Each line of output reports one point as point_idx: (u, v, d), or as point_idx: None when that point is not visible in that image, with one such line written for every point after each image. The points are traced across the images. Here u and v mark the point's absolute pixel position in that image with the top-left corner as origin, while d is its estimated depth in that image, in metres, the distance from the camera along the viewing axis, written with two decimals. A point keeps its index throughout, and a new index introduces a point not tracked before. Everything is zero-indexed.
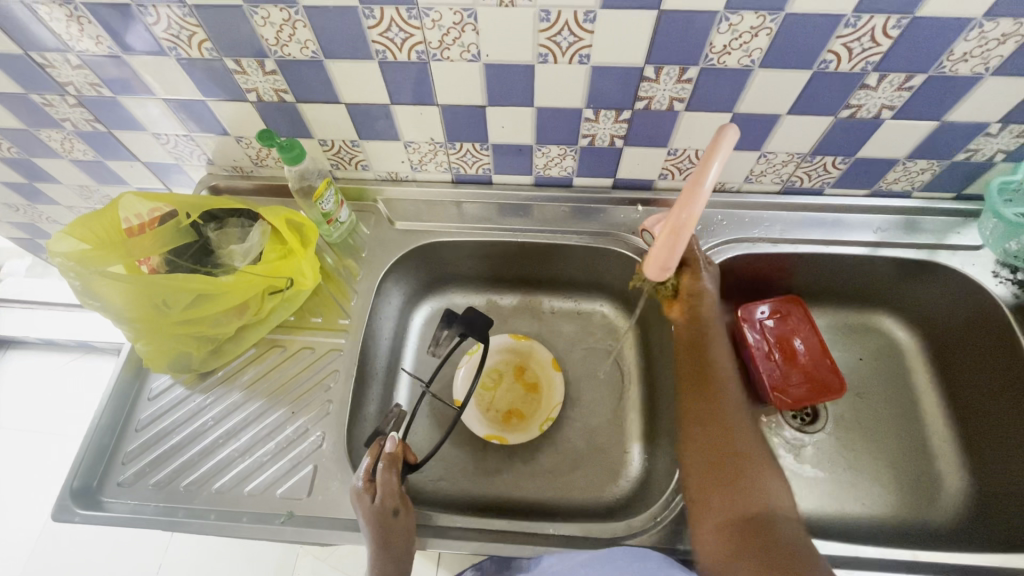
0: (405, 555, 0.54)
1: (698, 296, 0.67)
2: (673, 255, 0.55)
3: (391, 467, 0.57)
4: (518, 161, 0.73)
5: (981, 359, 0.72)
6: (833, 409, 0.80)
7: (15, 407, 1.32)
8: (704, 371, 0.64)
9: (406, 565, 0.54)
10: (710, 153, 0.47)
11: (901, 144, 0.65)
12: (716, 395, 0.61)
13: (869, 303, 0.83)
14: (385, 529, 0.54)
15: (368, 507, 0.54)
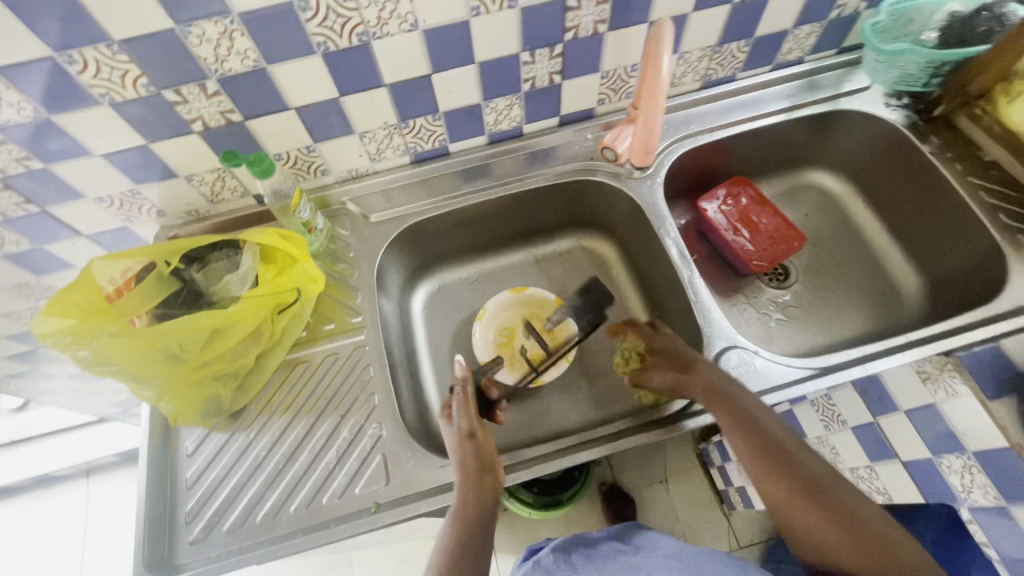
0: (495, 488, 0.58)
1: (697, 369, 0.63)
2: (654, 132, 0.74)
3: (463, 397, 0.62)
4: (470, 123, 0.76)
5: (897, 178, 0.85)
6: (797, 262, 0.91)
7: (33, 555, 1.29)
8: (742, 420, 0.59)
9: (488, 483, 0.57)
10: (659, 50, 0.63)
11: (787, 15, 0.75)
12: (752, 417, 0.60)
13: (798, 166, 0.95)
14: (463, 449, 0.59)
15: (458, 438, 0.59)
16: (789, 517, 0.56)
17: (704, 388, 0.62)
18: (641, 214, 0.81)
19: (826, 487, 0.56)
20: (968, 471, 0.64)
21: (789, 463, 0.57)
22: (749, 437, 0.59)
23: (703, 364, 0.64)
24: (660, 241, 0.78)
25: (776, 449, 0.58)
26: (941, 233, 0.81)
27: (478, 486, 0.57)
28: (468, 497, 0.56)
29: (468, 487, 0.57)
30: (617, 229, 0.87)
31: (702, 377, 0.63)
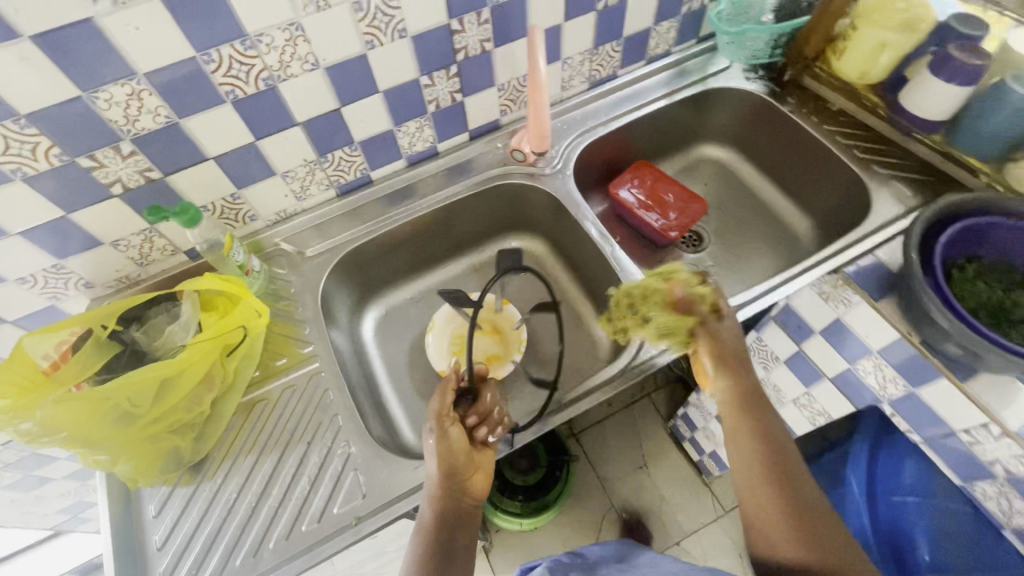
0: (466, 508, 0.60)
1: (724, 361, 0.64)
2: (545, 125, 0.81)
3: (444, 391, 0.65)
4: (386, 150, 0.82)
5: (771, 138, 0.97)
6: (704, 228, 1.02)
7: None
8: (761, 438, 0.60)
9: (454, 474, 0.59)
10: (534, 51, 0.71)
11: (646, 14, 0.86)
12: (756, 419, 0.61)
13: (689, 143, 1.06)
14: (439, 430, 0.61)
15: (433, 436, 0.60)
16: (751, 511, 0.58)
17: (746, 396, 0.62)
18: (559, 207, 0.88)
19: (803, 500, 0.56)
20: (879, 368, 0.73)
21: (791, 495, 0.56)
22: (758, 454, 0.59)
23: (750, 376, 0.64)
24: (580, 227, 0.85)
25: (780, 475, 0.58)
26: (811, 180, 0.94)
27: (440, 496, 0.59)
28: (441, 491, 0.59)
29: (438, 506, 0.58)
30: (542, 224, 0.94)
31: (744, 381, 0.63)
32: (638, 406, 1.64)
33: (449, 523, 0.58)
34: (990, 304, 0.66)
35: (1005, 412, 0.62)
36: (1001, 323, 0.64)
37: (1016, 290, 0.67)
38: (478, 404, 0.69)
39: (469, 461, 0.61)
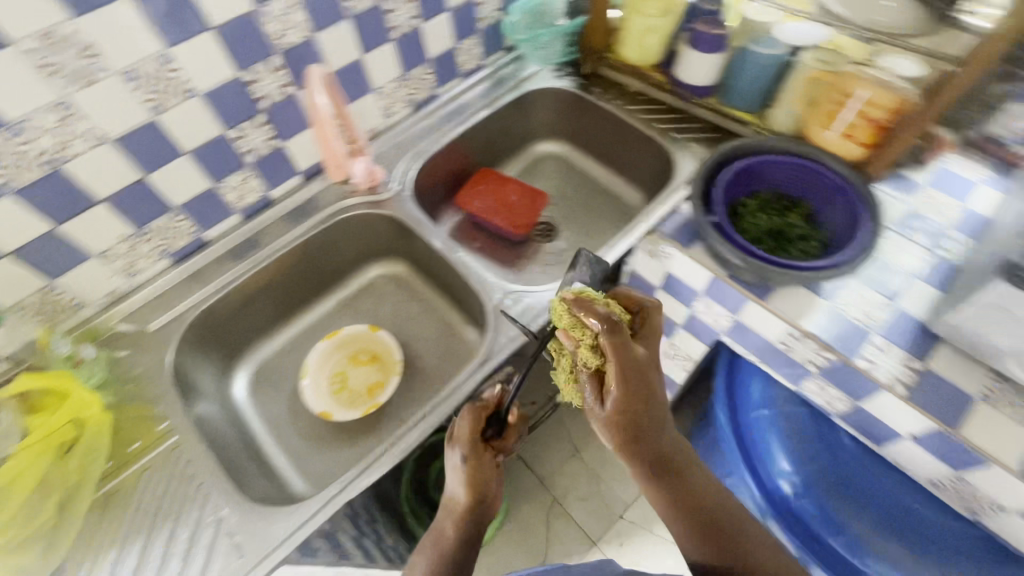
0: (480, 535, 0.59)
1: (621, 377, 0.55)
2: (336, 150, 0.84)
3: (476, 413, 0.66)
4: (214, 207, 0.81)
5: (589, 126, 1.08)
6: (555, 220, 1.10)
7: None
8: (682, 491, 0.57)
9: (479, 491, 0.60)
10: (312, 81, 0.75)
11: (444, 35, 0.92)
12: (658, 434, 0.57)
13: (524, 144, 1.15)
14: (474, 449, 0.62)
15: (461, 460, 0.61)
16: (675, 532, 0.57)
17: (664, 457, 0.58)
18: (405, 228, 0.92)
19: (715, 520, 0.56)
20: (708, 305, 0.83)
21: (730, 548, 0.54)
22: (683, 502, 0.57)
23: (669, 429, 0.58)
24: (427, 241, 0.89)
25: (700, 521, 0.56)
26: (629, 156, 1.05)
27: (462, 519, 0.58)
28: (467, 507, 0.59)
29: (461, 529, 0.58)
30: (396, 248, 0.97)
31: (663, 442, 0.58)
32: (558, 399, 1.71)
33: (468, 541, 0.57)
34: (773, 228, 0.77)
35: (801, 318, 0.72)
36: (783, 244, 0.76)
37: (792, 211, 0.78)
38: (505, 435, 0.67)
39: (490, 491, 0.61)
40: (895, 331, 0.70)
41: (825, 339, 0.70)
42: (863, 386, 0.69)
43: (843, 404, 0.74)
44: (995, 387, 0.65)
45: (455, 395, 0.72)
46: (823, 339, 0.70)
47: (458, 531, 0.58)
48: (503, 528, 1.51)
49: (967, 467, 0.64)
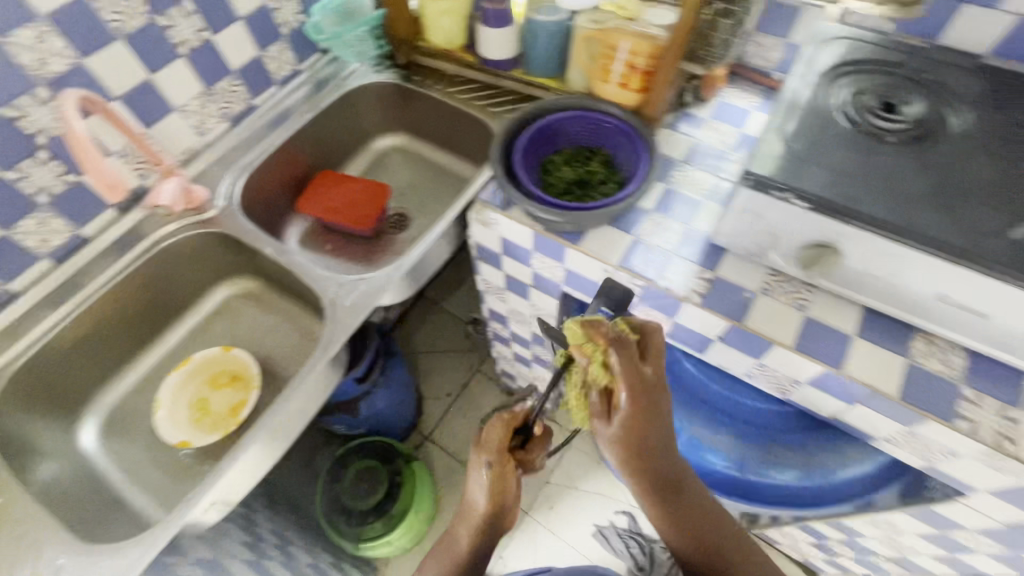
0: (493, 539, 0.75)
1: (643, 411, 0.58)
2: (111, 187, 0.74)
3: (505, 426, 0.73)
4: (12, 257, 0.76)
5: (417, 113, 1.12)
6: (407, 209, 1.14)
7: None
8: (689, 521, 0.66)
9: (500, 510, 0.73)
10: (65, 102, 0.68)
11: (243, 45, 0.92)
12: (679, 496, 0.65)
13: (363, 140, 1.18)
14: (500, 475, 0.71)
15: (485, 478, 0.70)
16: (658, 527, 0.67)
17: (662, 478, 0.63)
18: (236, 241, 0.92)
19: (698, 523, 0.66)
20: (548, 261, 0.88)
21: (709, 556, 0.66)
22: (681, 520, 0.65)
23: (668, 457, 0.62)
24: (262, 250, 0.90)
25: (705, 550, 0.66)
26: (460, 136, 1.10)
27: (478, 530, 0.73)
28: (483, 524, 0.72)
29: (473, 542, 0.73)
30: (238, 266, 0.97)
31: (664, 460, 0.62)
32: (472, 385, 1.77)
33: (485, 539, 0.74)
34: (577, 178, 0.83)
35: (610, 254, 0.79)
36: (589, 190, 0.82)
37: (592, 159, 0.85)
38: (529, 450, 0.76)
39: (507, 507, 0.73)
40: (690, 248, 0.78)
41: (631, 268, 0.78)
42: (670, 302, 0.77)
43: (666, 325, 0.82)
44: (771, 279, 0.75)
45: (297, 389, 0.74)
46: (631, 269, 0.77)
47: (473, 542, 0.74)
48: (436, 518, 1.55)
49: (765, 353, 0.73)
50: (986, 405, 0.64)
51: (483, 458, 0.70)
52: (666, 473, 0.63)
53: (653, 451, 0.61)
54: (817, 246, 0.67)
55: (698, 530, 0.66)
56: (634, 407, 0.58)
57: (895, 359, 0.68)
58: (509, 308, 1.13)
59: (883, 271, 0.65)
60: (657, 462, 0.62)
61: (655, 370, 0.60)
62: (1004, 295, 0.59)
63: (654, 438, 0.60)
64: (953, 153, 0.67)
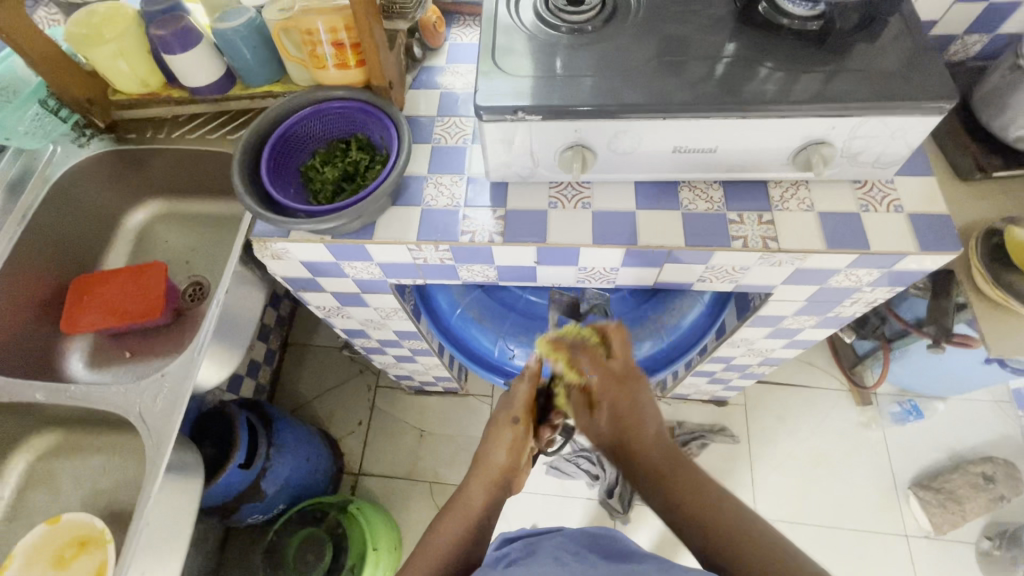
0: (501, 496, 0.77)
1: (607, 380, 0.72)
2: None
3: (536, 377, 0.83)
4: None
5: (155, 172, 0.99)
6: (201, 275, 1.02)
7: None
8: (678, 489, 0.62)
9: (513, 462, 0.79)
10: None
11: None
12: (677, 465, 0.64)
13: (111, 225, 1.02)
14: (523, 425, 0.80)
15: (512, 432, 0.79)
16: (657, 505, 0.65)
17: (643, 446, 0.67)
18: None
19: (691, 491, 0.62)
20: (359, 265, 0.85)
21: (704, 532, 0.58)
22: (665, 492, 0.63)
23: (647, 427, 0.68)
24: (36, 397, 0.77)
25: (703, 531, 0.58)
26: (215, 175, 1.00)
27: (492, 485, 0.77)
28: (498, 474, 0.77)
29: (488, 495, 0.75)
30: (24, 426, 0.84)
31: (633, 422, 0.68)
32: (378, 403, 1.71)
33: (497, 497, 0.76)
34: (343, 173, 0.79)
35: (407, 232, 0.78)
36: (359, 180, 0.79)
37: (349, 149, 0.81)
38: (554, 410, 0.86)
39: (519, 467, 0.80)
40: (476, 196, 0.80)
41: (431, 237, 0.77)
42: (481, 251, 0.79)
43: (492, 272, 0.84)
44: (555, 191, 0.79)
45: (137, 526, 0.67)
46: (430, 240, 0.77)
47: (487, 497, 0.75)
48: (403, 540, 1.54)
49: (577, 258, 0.78)
50: (748, 220, 0.75)
51: (513, 415, 0.81)
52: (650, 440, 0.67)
53: (629, 408, 0.69)
54: (569, 149, 0.71)
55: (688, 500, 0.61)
56: (605, 371, 0.72)
57: (674, 215, 0.76)
58: (359, 322, 1.09)
59: (628, 147, 0.71)
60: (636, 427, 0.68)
61: (618, 359, 0.73)
62: (716, 127, 0.67)
63: (638, 408, 0.69)
64: (641, 23, 0.74)
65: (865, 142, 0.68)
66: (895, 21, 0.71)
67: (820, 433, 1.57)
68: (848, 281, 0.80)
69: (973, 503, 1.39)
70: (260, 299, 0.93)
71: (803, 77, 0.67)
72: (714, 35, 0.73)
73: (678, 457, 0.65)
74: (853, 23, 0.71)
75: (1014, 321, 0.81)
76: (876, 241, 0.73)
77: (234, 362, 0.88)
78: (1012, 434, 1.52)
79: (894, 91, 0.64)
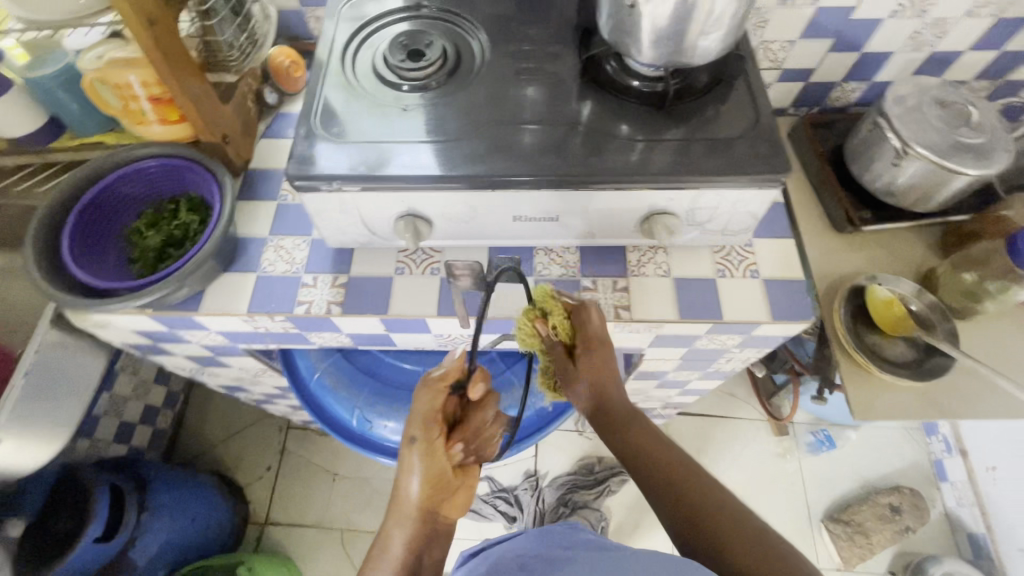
0: (433, 532, 0.61)
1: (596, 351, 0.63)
2: None
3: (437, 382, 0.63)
4: None
5: None
6: None
7: None
8: (693, 509, 0.55)
9: (432, 484, 0.61)
10: None
11: None
12: (691, 479, 0.58)
13: None
14: (429, 444, 0.62)
15: (414, 458, 0.61)
16: (682, 520, 0.56)
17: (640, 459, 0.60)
18: None
19: (715, 522, 0.54)
20: (199, 333, 0.78)
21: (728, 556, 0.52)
22: (686, 521, 0.55)
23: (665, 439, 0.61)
24: None
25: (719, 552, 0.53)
26: None
27: (415, 525, 0.60)
28: (420, 508, 0.61)
29: (414, 539, 0.60)
30: None
31: (631, 432, 0.62)
32: (289, 445, 1.62)
33: (427, 536, 0.61)
34: (168, 238, 0.72)
35: (238, 303, 0.71)
36: (186, 246, 0.72)
37: (178, 209, 0.74)
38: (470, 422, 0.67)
39: (447, 488, 0.63)
40: (318, 261, 0.74)
41: (264, 308, 0.71)
42: (323, 322, 0.73)
43: (344, 338, 0.78)
44: (403, 256, 0.74)
45: None
46: (262, 311, 0.71)
47: (411, 541, 0.60)
48: None
49: (427, 326, 0.73)
50: (602, 287, 0.72)
51: (411, 433, 0.62)
52: (653, 450, 0.61)
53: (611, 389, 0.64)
54: (403, 219, 0.65)
55: (705, 525, 0.54)
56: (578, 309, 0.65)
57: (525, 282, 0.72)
58: (229, 380, 1.01)
59: (465, 216, 0.66)
60: (625, 425, 0.63)
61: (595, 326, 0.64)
62: (552, 198, 0.63)
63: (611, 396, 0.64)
64: (484, 80, 0.70)
65: (709, 212, 0.66)
66: (743, 83, 0.69)
67: (737, 465, 1.56)
68: (714, 344, 0.77)
69: (880, 534, 1.40)
70: (93, 366, 0.84)
71: (643, 145, 0.63)
72: (561, 94, 0.69)
73: (697, 475, 0.58)
74: (701, 83, 0.68)
75: (874, 383, 0.81)
76: (729, 310, 0.70)
77: (64, 437, 0.80)
78: (920, 461, 1.54)
79: (731, 161, 0.61)
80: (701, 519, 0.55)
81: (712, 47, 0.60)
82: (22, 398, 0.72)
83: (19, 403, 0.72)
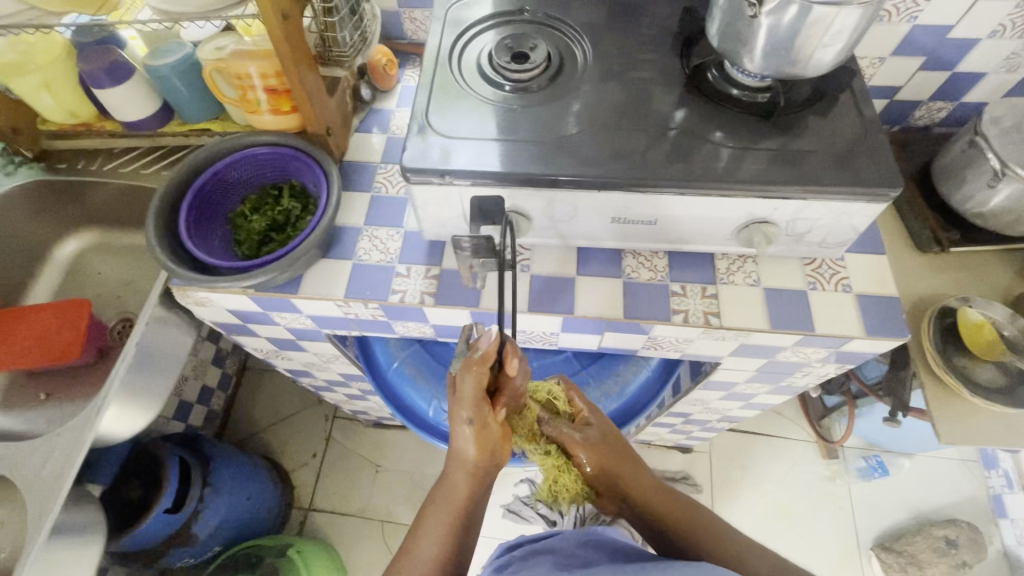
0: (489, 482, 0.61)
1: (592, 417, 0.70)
2: None
3: (481, 360, 0.55)
4: None
5: (86, 204, 0.95)
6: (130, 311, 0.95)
7: None
8: (704, 535, 0.65)
9: (487, 448, 0.58)
10: None
11: None
12: (692, 515, 0.68)
13: (39, 256, 0.97)
14: (480, 418, 0.57)
15: (467, 431, 0.57)
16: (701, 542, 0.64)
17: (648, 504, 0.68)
18: None
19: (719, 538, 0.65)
20: (292, 315, 0.81)
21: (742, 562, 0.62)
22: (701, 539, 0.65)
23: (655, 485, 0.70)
24: None
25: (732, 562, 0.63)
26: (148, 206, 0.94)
27: (472, 482, 0.59)
28: (478, 470, 0.59)
29: (475, 492, 0.59)
30: None
31: (631, 484, 0.68)
32: (334, 434, 1.66)
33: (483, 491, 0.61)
34: (271, 223, 0.76)
35: (336, 288, 0.74)
36: (288, 232, 0.75)
37: (281, 196, 0.77)
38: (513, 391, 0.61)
39: (500, 453, 0.61)
40: (411, 253, 0.76)
41: (360, 294, 0.73)
42: (413, 311, 0.75)
43: (428, 328, 0.80)
44: None
45: None
46: (358, 298, 0.73)
47: (471, 496, 0.60)
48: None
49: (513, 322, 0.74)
50: (691, 293, 0.72)
51: (460, 413, 0.56)
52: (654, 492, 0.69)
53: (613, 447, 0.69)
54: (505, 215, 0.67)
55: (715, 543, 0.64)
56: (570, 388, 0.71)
57: (614, 283, 0.73)
58: (301, 364, 1.04)
59: (564, 214, 0.68)
60: (629, 473, 0.68)
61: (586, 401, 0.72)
62: (654, 200, 0.64)
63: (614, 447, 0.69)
64: (585, 85, 0.71)
65: (810, 223, 0.66)
66: (847, 97, 0.69)
67: (783, 485, 1.53)
68: (797, 357, 0.77)
69: (935, 567, 1.36)
70: (184, 341, 0.88)
71: (749, 153, 0.64)
72: (662, 100, 0.70)
73: (694, 509, 0.69)
74: (804, 95, 0.68)
75: (960, 404, 0.80)
76: (821, 323, 0.70)
77: (157, 408, 0.84)
78: (977, 495, 1.49)
79: (839, 174, 0.62)
80: (715, 543, 0.64)
81: (829, 59, 0.60)
82: (128, 370, 0.76)
83: (128, 372, 0.76)
